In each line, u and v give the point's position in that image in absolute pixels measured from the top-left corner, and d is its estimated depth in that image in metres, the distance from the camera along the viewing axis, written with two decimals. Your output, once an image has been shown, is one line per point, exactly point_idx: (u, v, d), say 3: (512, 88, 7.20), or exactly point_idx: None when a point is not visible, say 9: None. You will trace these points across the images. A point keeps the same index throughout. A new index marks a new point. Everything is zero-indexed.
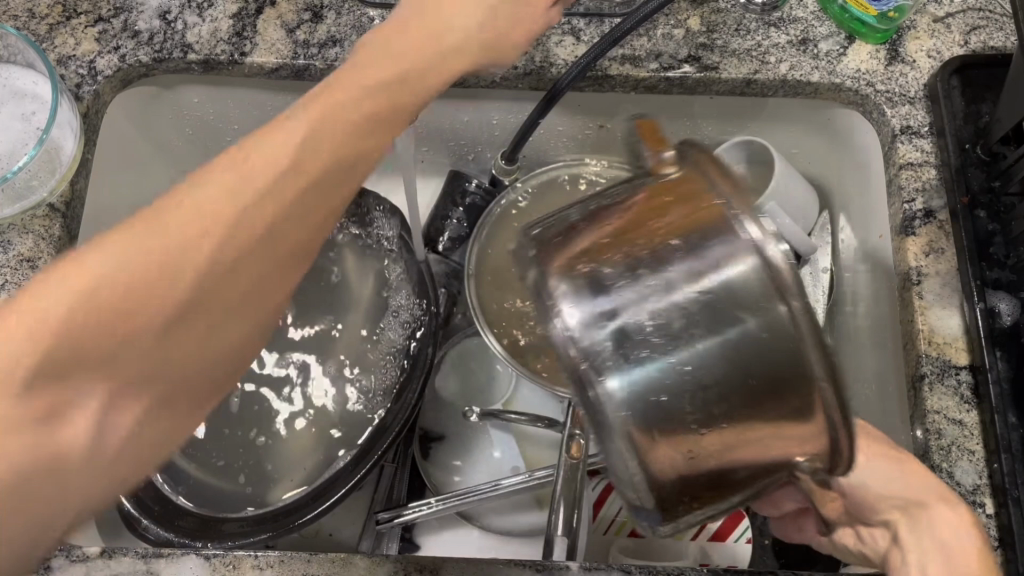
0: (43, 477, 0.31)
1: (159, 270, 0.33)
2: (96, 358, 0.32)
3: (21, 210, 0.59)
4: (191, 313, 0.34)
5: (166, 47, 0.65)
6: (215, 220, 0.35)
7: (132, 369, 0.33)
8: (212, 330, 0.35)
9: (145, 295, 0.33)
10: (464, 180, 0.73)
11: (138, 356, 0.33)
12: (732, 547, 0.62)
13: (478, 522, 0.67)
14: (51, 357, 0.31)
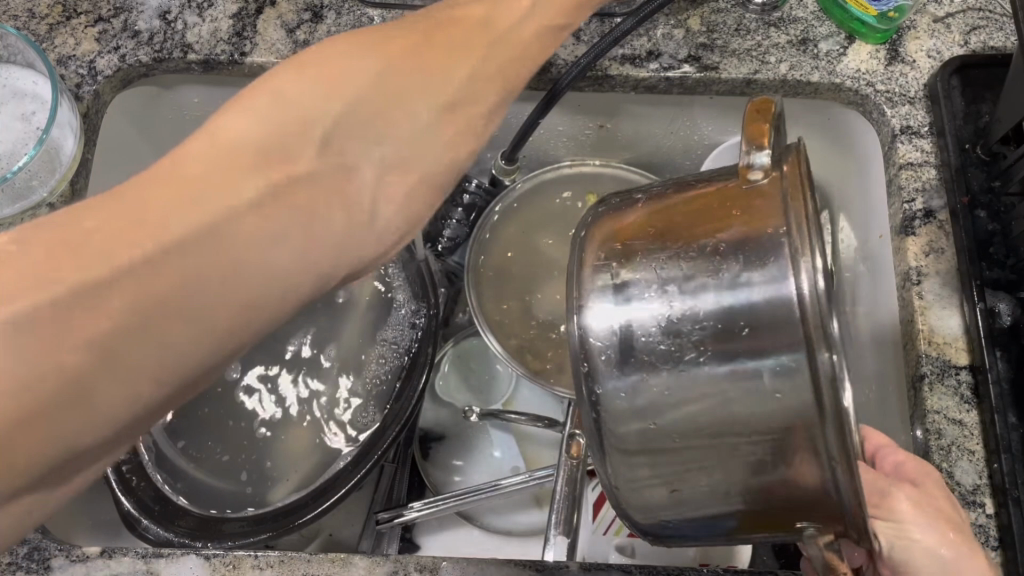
0: (140, 328, 0.29)
1: (285, 128, 0.32)
2: (211, 207, 0.30)
3: (20, 210, 0.59)
4: (240, 226, 0.30)
5: (166, 47, 0.65)
6: (335, 93, 0.33)
7: (243, 231, 0.30)
8: (324, 212, 0.32)
9: (269, 150, 0.31)
10: (464, 180, 0.73)
11: (252, 213, 0.31)
12: (733, 547, 0.61)
13: (478, 521, 0.67)
14: (169, 198, 0.29)
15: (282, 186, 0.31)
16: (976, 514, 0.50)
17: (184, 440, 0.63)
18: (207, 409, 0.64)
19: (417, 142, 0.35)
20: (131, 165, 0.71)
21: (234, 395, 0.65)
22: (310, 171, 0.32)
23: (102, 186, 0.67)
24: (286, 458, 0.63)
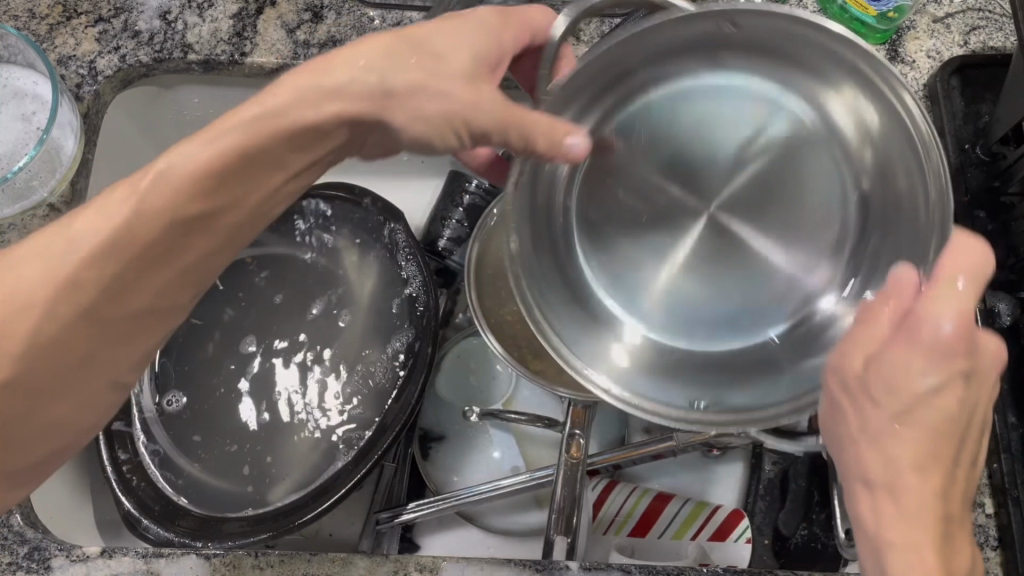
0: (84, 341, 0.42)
1: (149, 203, 0.40)
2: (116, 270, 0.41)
3: (20, 211, 0.59)
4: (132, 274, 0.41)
5: (167, 47, 0.65)
6: (191, 162, 0.40)
7: (137, 275, 0.42)
8: (202, 245, 0.43)
9: (140, 228, 0.41)
10: (464, 180, 0.73)
11: (138, 266, 0.42)
12: (733, 547, 0.61)
13: (478, 522, 0.67)
14: (80, 272, 0.40)
15: (165, 232, 0.41)
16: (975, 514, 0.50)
17: (198, 434, 0.64)
18: (209, 407, 0.65)
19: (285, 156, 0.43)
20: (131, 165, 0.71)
21: (234, 394, 0.65)
22: (185, 218, 0.42)
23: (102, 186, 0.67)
24: (286, 457, 0.62)
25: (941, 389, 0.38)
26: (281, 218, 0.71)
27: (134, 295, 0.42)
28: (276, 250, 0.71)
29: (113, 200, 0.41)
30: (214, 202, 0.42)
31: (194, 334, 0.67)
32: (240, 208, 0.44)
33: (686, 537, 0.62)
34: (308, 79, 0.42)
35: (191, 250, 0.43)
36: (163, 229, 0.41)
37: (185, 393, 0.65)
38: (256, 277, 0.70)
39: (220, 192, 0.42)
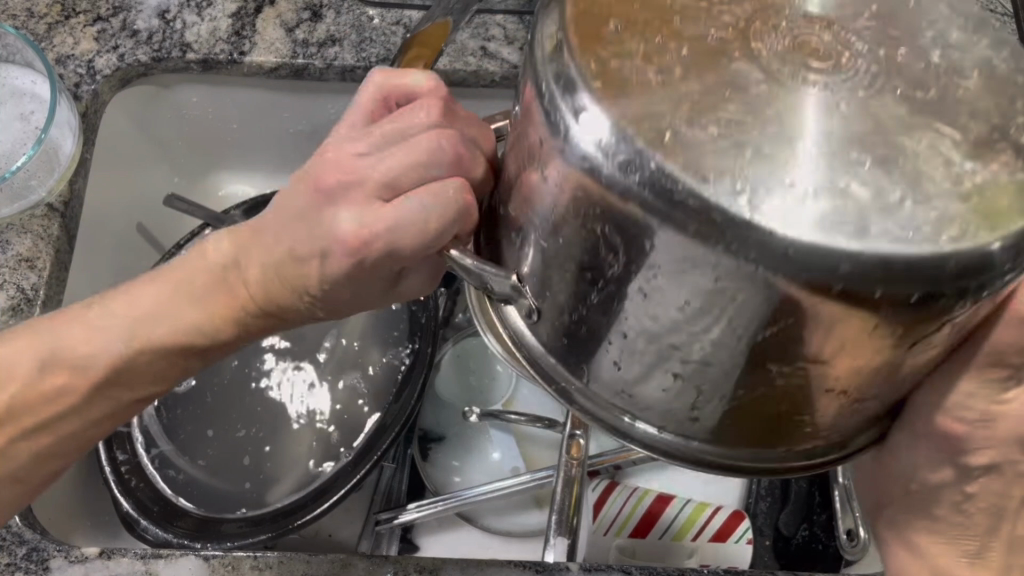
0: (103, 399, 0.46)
1: (180, 290, 0.45)
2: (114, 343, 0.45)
3: (18, 211, 0.58)
4: (136, 333, 0.45)
5: (165, 46, 0.65)
6: (229, 268, 0.44)
7: (139, 348, 0.45)
8: (202, 327, 0.45)
9: (167, 308, 0.45)
10: None
11: (150, 332, 0.45)
12: (732, 548, 0.61)
13: (477, 523, 0.67)
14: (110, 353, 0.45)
15: (176, 319, 0.45)
16: None
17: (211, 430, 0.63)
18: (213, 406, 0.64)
19: (303, 277, 0.42)
20: (130, 165, 0.71)
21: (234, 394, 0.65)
22: (198, 312, 0.45)
23: (100, 186, 0.66)
24: (286, 458, 0.62)
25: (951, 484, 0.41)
26: None
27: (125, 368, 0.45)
28: None
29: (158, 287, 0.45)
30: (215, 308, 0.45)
31: None
32: (237, 312, 0.45)
33: (687, 538, 0.62)
34: (287, 236, 0.41)
35: (195, 327, 0.45)
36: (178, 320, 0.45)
37: (194, 376, 0.65)
38: None
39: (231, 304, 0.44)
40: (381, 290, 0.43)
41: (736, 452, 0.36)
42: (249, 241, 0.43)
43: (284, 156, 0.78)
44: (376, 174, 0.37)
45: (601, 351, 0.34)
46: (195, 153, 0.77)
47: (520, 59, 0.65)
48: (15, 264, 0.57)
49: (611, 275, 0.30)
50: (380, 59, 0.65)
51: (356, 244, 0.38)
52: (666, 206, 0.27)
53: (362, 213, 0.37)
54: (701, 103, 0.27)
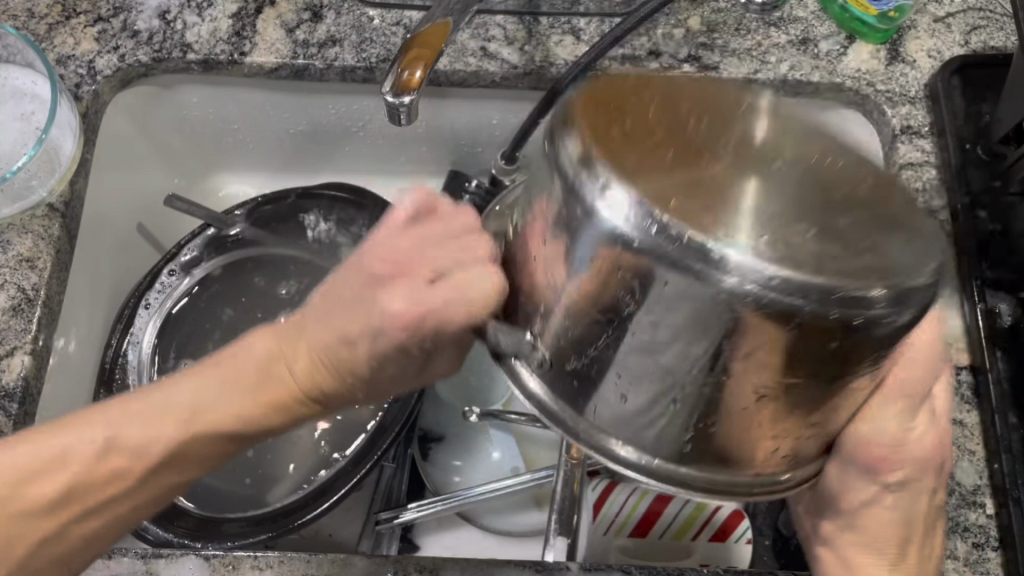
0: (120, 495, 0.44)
1: (220, 386, 0.44)
2: (151, 436, 0.43)
3: (19, 211, 0.59)
4: (166, 427, 0.43)
5: (165, 47, 0.65)
6: (277, 358, 0.44)
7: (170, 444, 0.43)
8: (235, 430, 0.44)
9: (206, 409, 0.43)
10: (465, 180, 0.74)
11: (180, 431, 0.43)
12: (732, 548, 0.61)
13: (477, 523, 0.67)
14: (152, 444, 0.43)
15: (214, 417, 0.43)
16: (977, 515, 0.49)
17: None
18: None
19: (351, 362, 0.43)
20: (131, 165, 0.71)
21: None
22: (236, 412, 0.43)
23: (101, 186, 0.67)
24: (286, 458, 0.63)
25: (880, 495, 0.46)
26: (282, 217, 0.71)
27: (157, 467, 0.43)
28: (277, 249, 0.71)
29: (194, 382, 0.44)
30: (263, 404, 0.44)
31: (193, 334, 0.67)
32: (282, 405, 0.44)
33: (687, 537, 0.62)
34: (336, 320, 0.43)
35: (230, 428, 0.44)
36: (222, 418, 0.43)
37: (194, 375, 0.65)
38: (256, 278, 0.70)
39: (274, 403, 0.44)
40: (414, 373, 0.46)
41: (720, 478, 0.36)
42: (298, 333, 0.44)
43: (284, 156, 0.79)
44: (420, 259, 0.40)
45: (606, 387, 0.34)
46: (196, 154, 0.77)
47: (520, 59, 0.65)
48: (15, 264, 0.58)
49: (628, 313, 0.31)
50: (380, 59, 0.65)
51: (408, 323, 0.39)
52: (689, 259, 0.28)
53: (414, 296, 0.39)
54: (689, 184, 0.29)
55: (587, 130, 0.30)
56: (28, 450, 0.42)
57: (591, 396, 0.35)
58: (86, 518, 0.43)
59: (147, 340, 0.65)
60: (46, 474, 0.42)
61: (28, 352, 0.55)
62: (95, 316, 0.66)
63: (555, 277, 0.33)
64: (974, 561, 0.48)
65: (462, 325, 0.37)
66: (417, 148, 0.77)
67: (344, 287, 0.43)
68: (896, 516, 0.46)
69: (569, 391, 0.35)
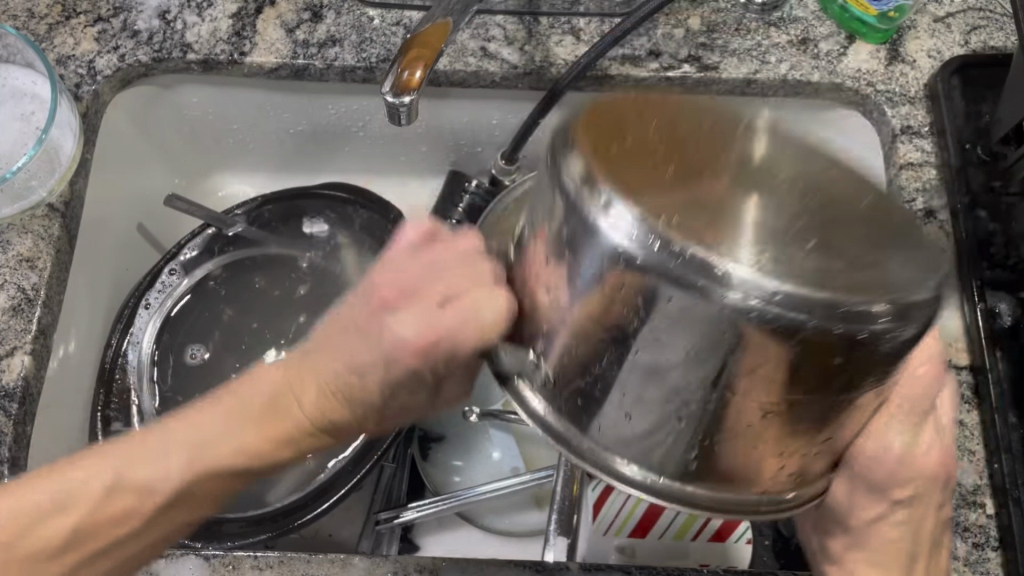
0: (133, 528, 0.46)
1: (232, 412, 0.46)
2: (161, 465, 0.45)
3: (19, 211, 0.59)
4: (178, 457, 0.45)
5: (165, 47, 0.65)
6: (288, 384, 0.45)
7: (179, 472, 0.45)
8: (242, 457, 0.45)
9: (218, 439, 0.45)
10: (464, 180, 0.74)
11: (191, 458, 0.45)
12: (733, 548, 0.61)
13: (477, 523, 0.67)
14: (172, 472, 0.45)
15: (225, 448, 0.45)
16: (976, 515, 0.49)
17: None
18: None
19: (361, 390, 0.44)
20: (131, 165, 0.71)
21: None
22: (244, 448, 0.45)
23: (101, 186, 0.67)
24: None
25: (880, 520, 0.50)
26: (282, 217, 0.71)
27: (167, 497, 0.45)
28: (276, 249, 0.70)
29: (208, 414, 0.46)
30: (270, 432, 0.45)
31: (192, 334, 0.67)
32: (288, 434, 0.45)
33: (687, 537, 0.62)
34: (346, 351, 0.43)
35: (239, 458, 0.45)
36: (233, 450, 0.45)
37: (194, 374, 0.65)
38: (256, 278, 0.70)
39: (278, 432, 0.45)
40: (426, 397, 0.46)
41: (724, 496, 0.36)
42: (307, 367, 0.45)
43: (284, 156, 0.79)
44: (434, 282, 0.39)
45: (610, 407, 0.34)
46: (196, 154, 0.77)
47: (520, 59, 0.65)
48: (15, 264, 0.58)
49: (632, 329, 0.31)
50: (380, 59, 0.65)
51: (421, 346, 0.39)
52: (689, 275, 0.28)
53: (426, 320, 0.39)
54: (694, 201, 0.29)
55: (587, 148, 0.30)
56: (51, 485, 0.44)
57: (594, 414, 0.34)
58: (96, 555, 0.46)
59: (148, 340, 0.65)
60: (57, 512, 0.44)
61: (28, 352, 0.55)
62: (95, 316, 0.66)
63: (535, 300, 0.34)
64: (974, 561, 0.48)
65: (475, 346, 0.37)
66: (417, 148, 0.77)
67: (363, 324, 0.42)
68: (902, 530, 0.50)
69: (573, 409, 0.35)
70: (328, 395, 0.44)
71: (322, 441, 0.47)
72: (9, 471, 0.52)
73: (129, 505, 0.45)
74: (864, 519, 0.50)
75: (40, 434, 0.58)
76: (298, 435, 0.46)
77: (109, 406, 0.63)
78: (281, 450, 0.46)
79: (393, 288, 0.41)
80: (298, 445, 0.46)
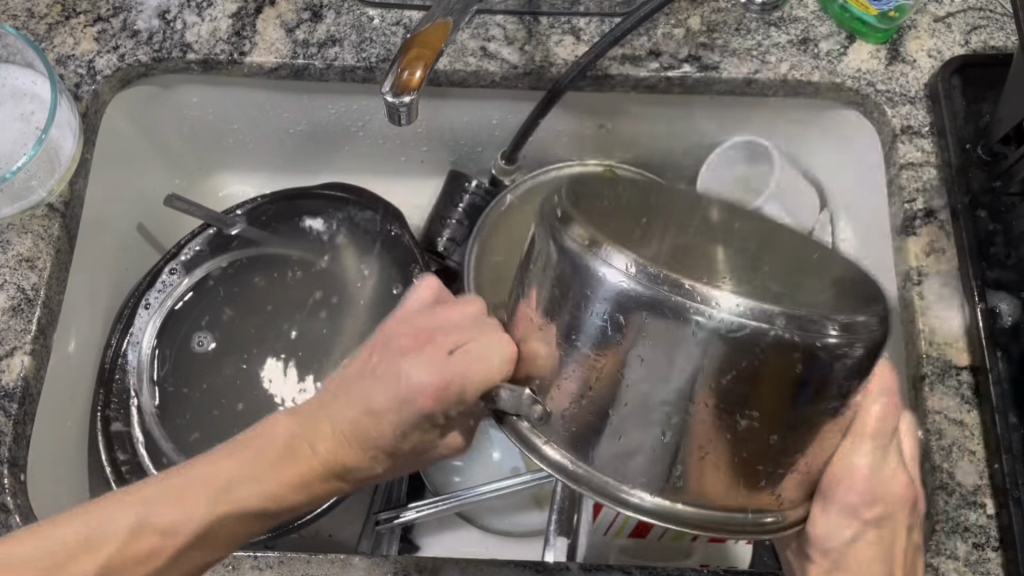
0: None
1: (247, 454, 0.44)
2: (176, 509, 0.43)
3: (19, 211, 0.59)
4: (195, 499, 0.43)
5: (165, 46, 0.65)
6: (301, 428, 0.45)
7: (197, 515, 0.43)
8: (261, 499, 0.44)
9: (236, 486, 0.44)
10: (464, 180, 0.72)
11: (208, 499, 0.43)
12: (732, 548, 0.61)
13: (478, 522, 0.67)
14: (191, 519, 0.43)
15: (245, 491, 0.44)
16: (977, 515, 0.49)
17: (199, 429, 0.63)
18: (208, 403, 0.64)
19: (384, 424, 0.43)
20: (131, 164, 0.71)
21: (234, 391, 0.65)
22: (261, 493, 0.44)
23: (101, 185, 0.67)
24: None
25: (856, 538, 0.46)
26: (282, 217, 0.71)
27: (181, 542, 0.43)
28: (276, 248, 0.70)
29: (222, 457, 0.44)
30: (289, 477, 0.44)
31: (192, 333, 0.67)
32: (307, 478, 0.44)
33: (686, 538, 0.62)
34: (362, 395, 0.44)
35: (259, 502, 0.44)
36: (255, 494, 0.44)
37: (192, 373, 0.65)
38: (256, 278, 0.69)
39: (297, 479, 0.44)
40: (421, 453, 0.47)
41: (707, 507, 0.42)
42: (321, 412, 0.45)
43: (284, 155, 0.79)
44: (450, 334, 0.42)
45: (602, 442, 0.41)
46: (196, 154, 0.77)
47: (520, 59, 0.65)
48: (15, 264, 0.58)
49: (620, 349, 0.38)
50: (380, 59, 0.65)
51: (437, 391, 0.41)
52: (666, 303, 0.36)
53: (436, 367, 0.41)
54: (637, 234, 0.39)
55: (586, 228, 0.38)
56: (56, 534, 0.41)
57: (593, 443, 0.41)
58: None
59: (148, 341, 0.65)
60: (60, 572, 0.40)
61: (27, 352, 0.55)
62: (95, 316, 0.66)
63: (552, 347, 0.40)
64: (974, 561, 0.48)
65: (476, 390, 0.41)
66: (417, 148, 0.77)
67: (366, 385, 0.43)
68: (878, 550, 0.46)
69: (586, 437, 0.40)
70: (343, 433, 0.44)
71: (338, 485, 0.46)
72: (8, 471, 0.52)
73: (144, 547, 0.43)
74: (839, 543, 0.46)
75: (40, 433, 0.58)
76: (313, 481, 0.45)
77: (109, 406, 0.62)
78: (301, 495, 0.45)
79: (394, 352, 0.43)
80: (315, 489, 0.45)
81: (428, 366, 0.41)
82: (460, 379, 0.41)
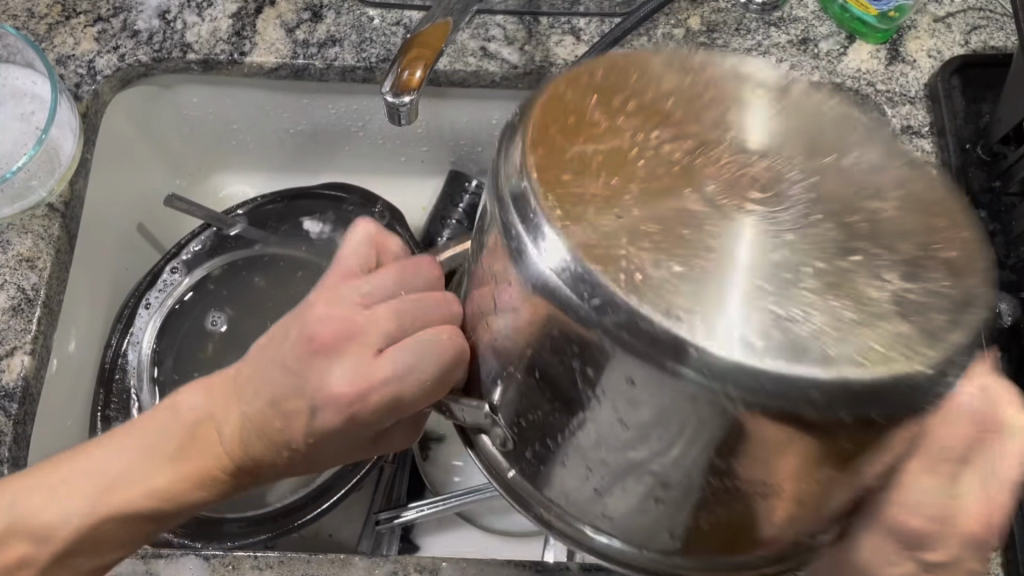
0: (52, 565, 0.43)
1: (155, 437, 0.44)
2: (77, 488, 0.43)
3: (19, 211, 0.59)
4: (97, 477, 0.43)
5: (165, 46, 0.65)
6: (209, 417, 0.44)
7: (90, 503, 0.43)
8: (161, 493, 0.43)
9: (135, 479, 0.43)
10: (464, 180, 0.73)
11: (106, 480, 0.43)
12: None
13: (477, 522, 0.67)
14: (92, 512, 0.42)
15: (148, 488, 0.43)
16: None
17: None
18: None
19: (291, 421, 0.41)
20: (131, 164, 0.71)
21: None
22: (164, 484, 0.43)
23: (101, 185, 0.67)
24: None
25: None
26: (282, 217, 0.71)
27: (73, 533, 0.43)
28: (276, 248, 0.70)
29: (129, 438, 0.44)
30: (194, 471, 0.43)
31: (192, 333, 0.67)
32: (211, 472, 0.43)
33: None
34: (276, 377, 0.41)
35: (159, 494, 0.43)
36: (153, 490, 0.43)
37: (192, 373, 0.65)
38: (255, 277, 0.69)
39: (200, 473, 0.43)
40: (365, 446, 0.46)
41: None
42: (233, 397, 0.43)
43: (284, 156, 0.79)
44: (376, 327, 0.40)
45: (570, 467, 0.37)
46: (196, 154, 0.77)
47: (520, 59, 0.65)
48: (15, 264, 0.58)
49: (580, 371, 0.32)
50: (380, 59, 0.65)
51: (351, 398, 0.39)
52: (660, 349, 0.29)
53: (359, 370, 0.39)
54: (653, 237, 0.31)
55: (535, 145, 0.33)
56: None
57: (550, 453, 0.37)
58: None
59: (147, 341, 0.65)
60: None
61: (27, 352, 0.55)
62: (95, 316, 0.66)
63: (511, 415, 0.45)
64: None
65: (417, 398, 0.39)
66: (417, 148, 0.77)
67: (283, 351, 0.41)
68: None
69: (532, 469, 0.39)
70: (249, 427, 0.42)
71: (245, 480, 0.45)
72: (8, 471, 0.52)
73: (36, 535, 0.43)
74: None
75: (40, 434, 0.58)
76: (218, 478, 0.43)
77: (109, 406, 0.62)
78: (203, 490, 0.44)
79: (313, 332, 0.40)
80: (222, 483, 0.44)
81: (343, 361, 0.40)
82: (381, 385, 0.39)
